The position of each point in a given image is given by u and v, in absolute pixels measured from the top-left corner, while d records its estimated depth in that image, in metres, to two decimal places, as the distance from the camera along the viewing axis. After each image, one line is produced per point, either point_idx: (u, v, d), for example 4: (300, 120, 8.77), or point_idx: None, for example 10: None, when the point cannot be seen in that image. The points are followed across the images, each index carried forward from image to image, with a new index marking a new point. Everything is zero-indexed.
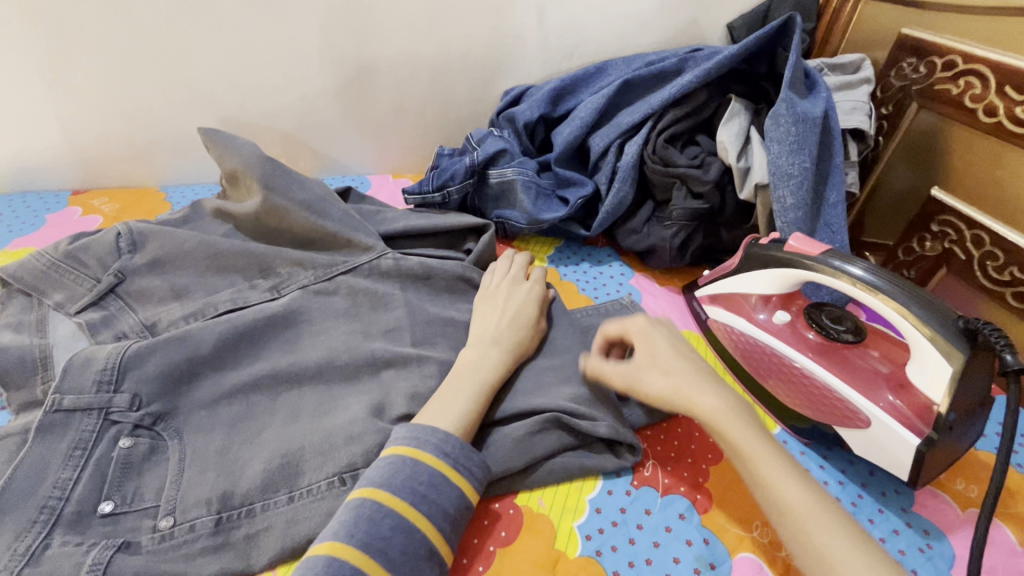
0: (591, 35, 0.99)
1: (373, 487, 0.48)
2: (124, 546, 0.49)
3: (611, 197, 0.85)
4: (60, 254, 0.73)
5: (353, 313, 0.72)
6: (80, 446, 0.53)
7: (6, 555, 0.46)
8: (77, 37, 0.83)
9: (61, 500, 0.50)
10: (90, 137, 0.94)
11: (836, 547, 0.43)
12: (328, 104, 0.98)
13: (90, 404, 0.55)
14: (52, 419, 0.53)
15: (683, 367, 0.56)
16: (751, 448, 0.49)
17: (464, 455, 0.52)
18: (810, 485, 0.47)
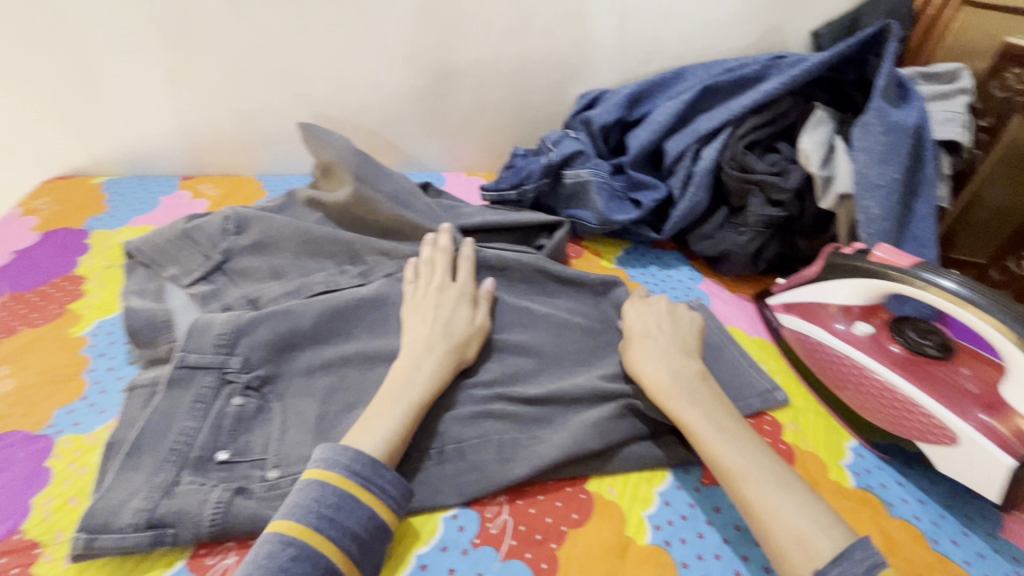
0: (670, 42, 1.00)
1: (281, 518, 0.48)
2: (241, 490, 0.55)
3: (685, 201, 0.86)
4: (177, 233, 0.81)
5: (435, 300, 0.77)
6: (201, 400, 0.60)
7: (145, 487, 0.53)
8: (198, 38, 0.92)
9: (186, 445, 0.56)
10: (201, 129, 1.04)
11: (773, 502, 0.49)
12: (412, 103, 1.04)
13: (210, 363, 0.62)
14: (178, 377, 0.60)
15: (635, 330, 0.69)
16: (697, 421, 0.57)
17: (371, 469, 0.51)
18: (752, 454, 0.54)
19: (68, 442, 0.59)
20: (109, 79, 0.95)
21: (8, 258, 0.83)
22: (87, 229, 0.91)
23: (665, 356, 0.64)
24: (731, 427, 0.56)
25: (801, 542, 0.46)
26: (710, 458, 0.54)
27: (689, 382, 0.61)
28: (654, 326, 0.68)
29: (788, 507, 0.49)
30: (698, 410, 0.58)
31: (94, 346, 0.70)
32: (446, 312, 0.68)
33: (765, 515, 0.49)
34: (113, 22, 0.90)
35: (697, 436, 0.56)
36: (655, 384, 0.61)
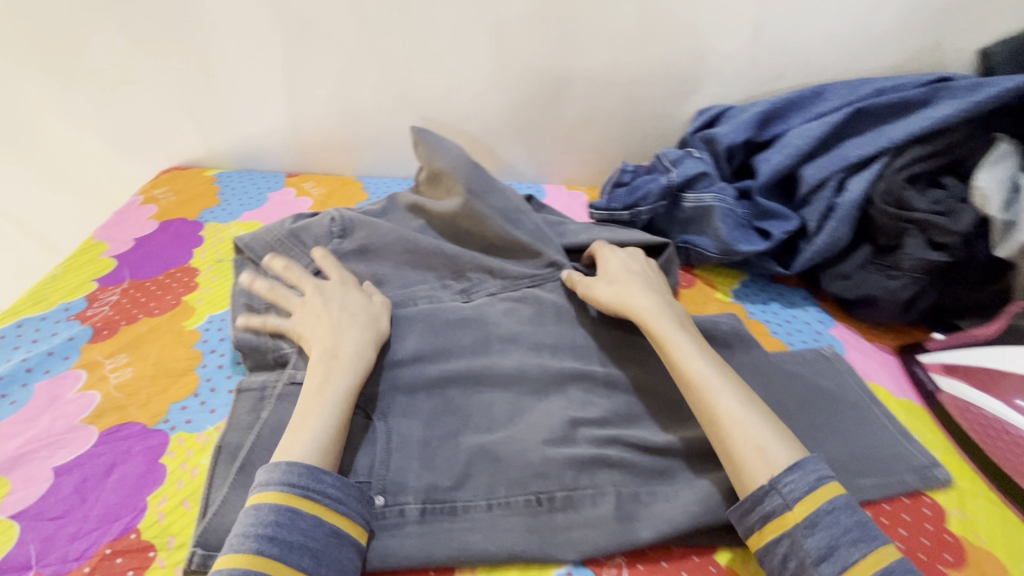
0: (809, 57, 0.91)
1: (235, 555, 0.45)
2: None
3: (824, 236, 0.77)
4: (285, 231, 0.80)
5: (539, 325, 0.73)
6: None
7: None
8: (316, 38, 0.91)
9: None
10: (308, 127, 1.05)
11: (740, 417, 0.55)
12: (518, 112, 1.00)
13: None
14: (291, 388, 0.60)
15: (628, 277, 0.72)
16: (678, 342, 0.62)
17: (316, 481, 0.51)
18: (724, 376, 0.59)
19: (181, 441, 0.58)
20: (229, 75, 0.98)
21: (129, 245, 0.86)
22: (200, 220, 0.93)
23: (635, 286, 0.71)
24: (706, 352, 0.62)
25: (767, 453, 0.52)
26: (685, 377, 0.60)
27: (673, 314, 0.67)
28: (621, 270, 0.74)
29: (753, 420, 0.55)
30: (680, 335, 0.63)
31: (207, 341, 0.70)
32: (348, 302, 0.68)
33: (729, 424, 0.55)
34: (239, 21, 0.91)
35: (674, 357, 0.61)
36: (643, 311, 0.67)
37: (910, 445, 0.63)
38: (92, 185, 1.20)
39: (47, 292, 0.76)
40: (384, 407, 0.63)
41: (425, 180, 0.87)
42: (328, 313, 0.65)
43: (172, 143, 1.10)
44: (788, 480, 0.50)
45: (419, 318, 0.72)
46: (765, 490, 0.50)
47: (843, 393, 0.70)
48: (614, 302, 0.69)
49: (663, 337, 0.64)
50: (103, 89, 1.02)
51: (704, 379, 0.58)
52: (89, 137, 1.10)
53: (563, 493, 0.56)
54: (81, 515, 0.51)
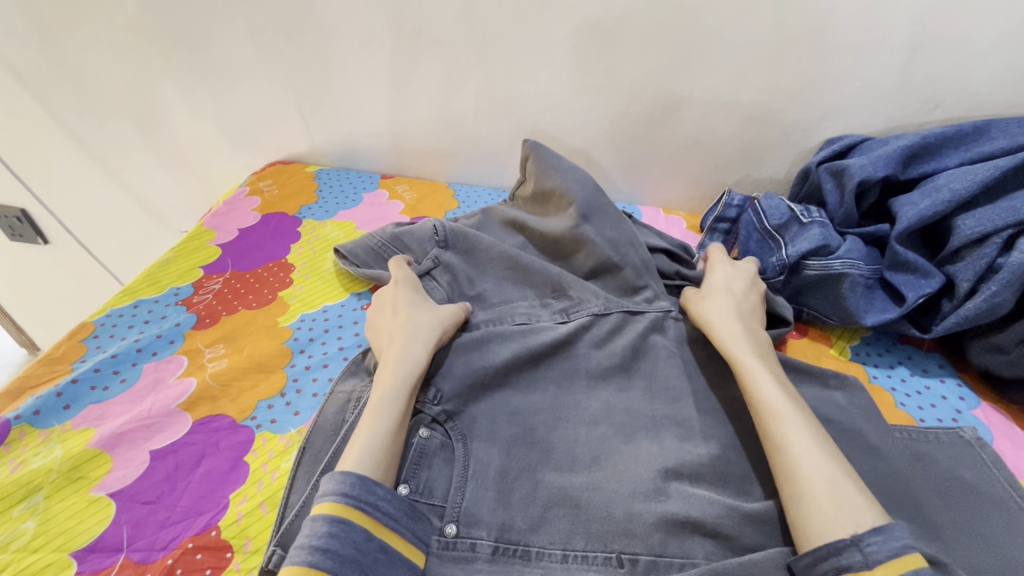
0: (973, 87, 0.79)
1: (297, 565, 0.43)
2: None
3: (977, 300, 0.65)
4: (389, 235, 0.82)
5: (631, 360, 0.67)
6: None
7: None
8: (426, 45, 0.92)
9: None
10: (408, 133, 1.06)
11: (815, 458, 0.49)
12: (621, 128, 0.95)
13: None
14: None
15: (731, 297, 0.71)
16: (756, 374, 0.59)
17: (378, 496, 0.49)
18: (806, 417, 0.54)
19: (264, 441, 0.59)
20: (341, 78, 1.00)
21: (234, 235, 0.90)
22: (299, 216, 0.96)
23: (729, 318, 0.67)
24: (786, 388, 0.58)
25: (845, 503, 0.46)
26: (758, 406, 0.56)
27: (755, 343, 0.64)
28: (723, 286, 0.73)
29: (830, 464, 0.49)
30: (760, 366, 0.60)
31: (297, 339, 0.71)
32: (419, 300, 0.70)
33: (797, 458, 0.50)
34: (355, 24, 0.93)
35: (748, 383, 0.58)
36: (723, 338, 0.64)
37: None
38: (207, 172, 1.28)
39: (160, 275, 0.81)
40: (465, 425, 0.61)
41: (527, 196, 0.86)
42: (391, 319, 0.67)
43: (281, 138, 1.15)
44: (873, 539, 0.43)
45: (505, 339, 0.70)
46: (844, 541, 0.43)
47: (989, 490, 0.58)
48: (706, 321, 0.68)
49: (742, 366, 0.60)
50: (226, 84, 1.09)
51: (777, 407, 0.54)
52: (209, 127, 1.18)
53: (647, 558, 0.50)
54: (170, 504, 0.53)
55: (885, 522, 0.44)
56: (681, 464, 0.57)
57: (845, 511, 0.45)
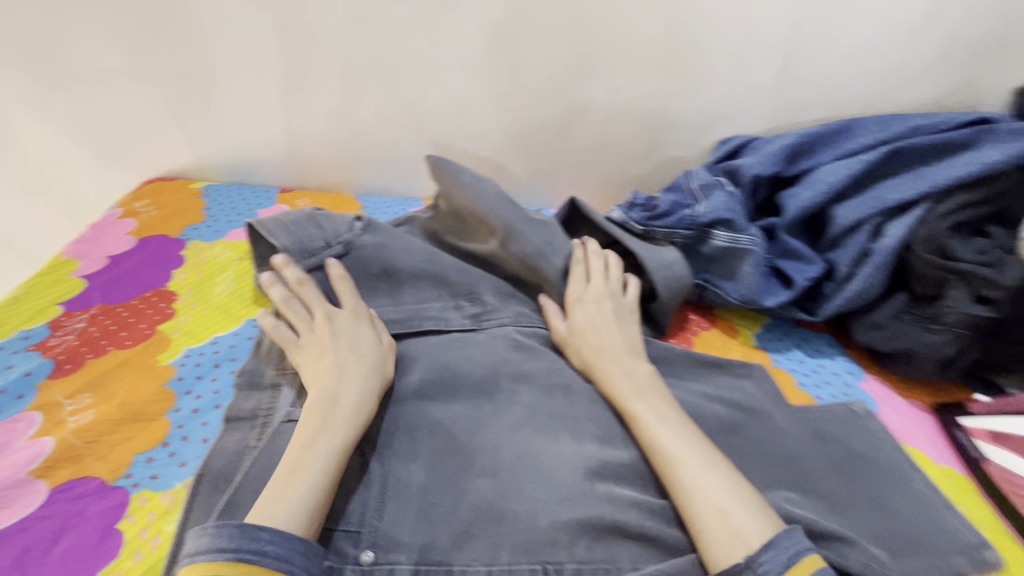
0: (839, 88, 0.86)
1: None
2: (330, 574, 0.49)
3: (856, 282, 0.71)
4: (305, 215, 0.77)
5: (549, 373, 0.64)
6: None
7: None
8: (318, 48, 0.86)
9: None
10: (306, 142, 0.99)
11: (700, 492, 0.52)
12: (529, 132, 0.94)
13: None
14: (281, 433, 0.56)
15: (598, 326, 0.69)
16: (643, 413, 0.60)
17: (259, 539, 0.44)
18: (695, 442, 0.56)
19: (143, 500, 0.51)
20: (223, 84, 0.92)
21: (102, 263, 0.79)
22: (183, 238, 0.86)
23: (607, 341, 0.68)
24: (675, 421, 0.59)
25: (733, 528, 0.49)
26: (650, 450, 0.57)
27: (636, 377, 0.64)
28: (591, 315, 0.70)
29: (721, 489, 0.52)
30: (643, 404, 0.60)
31: (181, 379, 0.63)
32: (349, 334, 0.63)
33: (692, 498, 0.52)
34: (237, 26, 0.85)
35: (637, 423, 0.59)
36: (607, 377, 0.64)
37: (958, 520, 0.57)
38: (72, 191, 1.13)
39: (8, 317, 0.69)
40: (383, 445, 0.60)
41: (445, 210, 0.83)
42: (337, 347, 0.61)
43: (159, 151, 1.03)
44: (764, 558, 0.46)
45: (421, 357, 0.68)
46: (741, 564, 0.46)
47: (879, 456, 0.63)
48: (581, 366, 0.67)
49: (630, 409, 0.61)
50: (86, 91, 0.95)
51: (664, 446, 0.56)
52: (69, 141, 1.03)
53: (575, 566, 0.50)
54: None
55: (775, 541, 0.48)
56: (604, 467, 0.57)
57: (738, 539, 0.48)
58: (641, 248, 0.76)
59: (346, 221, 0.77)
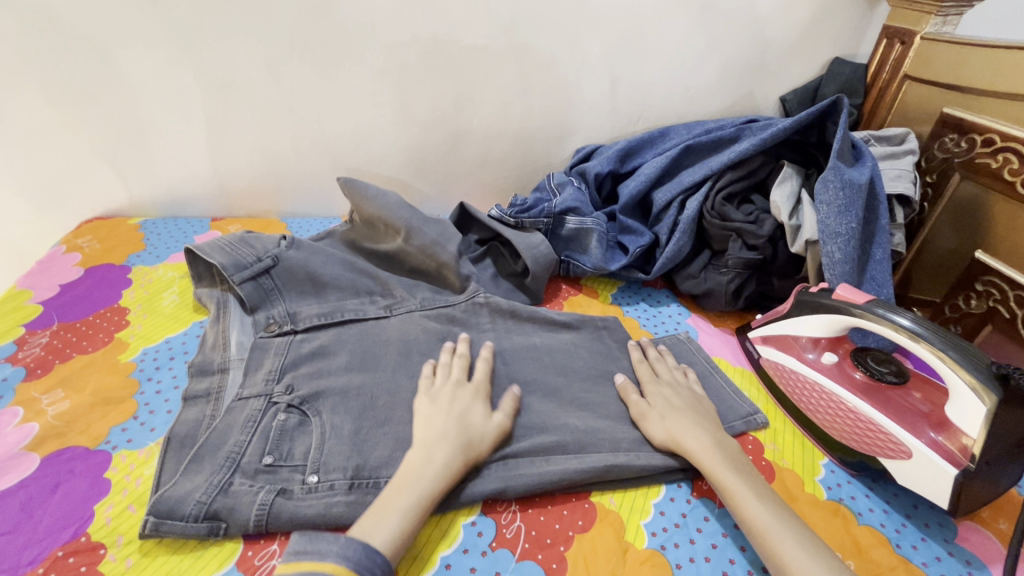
0: (655, 105, 1.14)
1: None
2: (282, 492, 0.62)
3: (671, 245, 0.96)
4: (238, 237, 0.92)
5: (511, 416, 0.71)
6: (252, 419, 0.69)
7: (205, 486, 0.61)
8: (238, 96, 1.03)
9: (238, 454, 0.64)
10: (234, 176, 1.14)
11: (798, 560, 0.54)
12: (426, 154, 1.15)
13: (259, 392, 0.73)
14: (233, 408, 0.71)
15: (681, 408, 0.72)
16: (739, 489, 0.61)
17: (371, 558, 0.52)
18: (782, 516, 0.58)
19: (123, 456, 0.65)
20: (154, 131, 1.06)
21: (55, 290, 0.91)
22: (127, 265, 0.99)
23: (687, 418, 0.70)
24: (766, 492, 0.61)
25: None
26: (745, 523, 0.59)
27: (725, 452, 0.66)
28: (669, 395, 0.75)
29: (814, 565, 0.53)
30: (739, 477, 0.62)
31: (142, 370, 0.77)
32: (460, 409, 0.69)
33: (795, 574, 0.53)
34: (160, 82, 1.00)
35: (736, 499, 0.61)
36: (699, 452, 0.66)
37: (738, 397, 0.80)
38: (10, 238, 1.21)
39: None
40: (318, 404, 0.73)
41: (359, 222, 1.02)
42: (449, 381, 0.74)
43: (94, 194, 1.15)
44: None
45: (345, 342, 0.84)
46: None
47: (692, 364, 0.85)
48: (664, 440, 0.69)
49: (723, 483, 0.62)
50: (22, 147, 1.06)
51: (763, 521, 0.58)
52: (6, 193, 1.13)
53: None
54: (29, 528, 0.57)
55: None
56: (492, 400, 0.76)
57: None
58: (513, 235, 0.98)
59: (272, 240, 0.94)
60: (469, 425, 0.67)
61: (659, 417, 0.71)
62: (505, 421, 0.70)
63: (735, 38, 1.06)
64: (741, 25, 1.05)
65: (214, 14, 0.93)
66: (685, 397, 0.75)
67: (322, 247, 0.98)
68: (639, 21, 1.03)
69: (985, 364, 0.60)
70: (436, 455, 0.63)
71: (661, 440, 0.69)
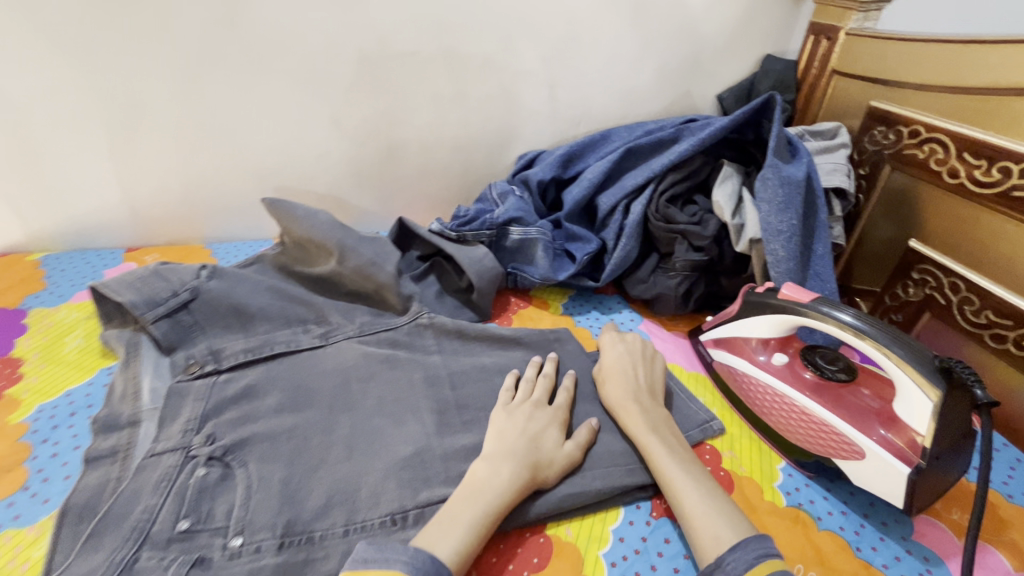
0: (595, 108, 1.12)
1: None
2: (200, 561, 0.55)
3: (619, 251, 0.94)
4: (150, 270, 0.83)
5: (583, 447, 0.67)
6: (166, 478, 0.61)
7: (104, 565, 0.53)
8: (144, 115, 0.93)
9: (148, 522, 0.57)
10: (147, 202, 1.04)
11: (692, 506, 0.58)
12: (360, 168, 1.09)
13: (175, 446, 0.65)
14: (145, 466, 0.63)
15: (628, 372, 0.75)
16: (653, 445, 0.65)
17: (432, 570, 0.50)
18: (689, 469, 0.62)
19: (8, 538, 0.57)
20: (47, 157, 0.94)
21: None
22: (21, 308, 0.88)
23: (631, 384, 0.74)
24: (680, 451, 0.65)
25: (713, 530, 0.55)
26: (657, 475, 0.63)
27: (653, 419, 0.69)
28: (620, 358, 0.78)
29: (702, 510, 0.57)
30: (654, 437, 0.66)
31: (36, 432, 0.68)
32: (536, 427, 0.67)
33: (689, 519, 0.57)
34: (52, 102, 0.89)
35: (650, 455, 0.64)
36: (630, 417, 0.69)
37: (693, 405, 0.78)
38: None
39: None
40: (243, 453, 0.66)
41: (289, 245, 0.94)
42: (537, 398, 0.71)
43: None
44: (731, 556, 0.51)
45: (276, 380, 0.77)
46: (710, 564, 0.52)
47: None
48: (611, 402, 0.72)
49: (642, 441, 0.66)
50: None
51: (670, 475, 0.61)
52: None
53: (416, 510, 0.62)
54: None
55: (739, 539, 0.54)
56: (439, 433, 0.71)
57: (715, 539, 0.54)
58: (455, 251, 0.93)
59: (191, 270, 0.84)
60: (539, 445, 0.64)
61: (608, 382, 0.75)
62: (577, 452, 0.66)
63: (669, 38, 1.06)
64: (674, 25, 1.05)
65: (109, 25, 0.84)
66: (632, 360, 0.78)
67: (249, 273, 0.90)
68: (573, 24, 1.00)
69: (929, 358, 0.60)
70: (502, 469, 0.60)
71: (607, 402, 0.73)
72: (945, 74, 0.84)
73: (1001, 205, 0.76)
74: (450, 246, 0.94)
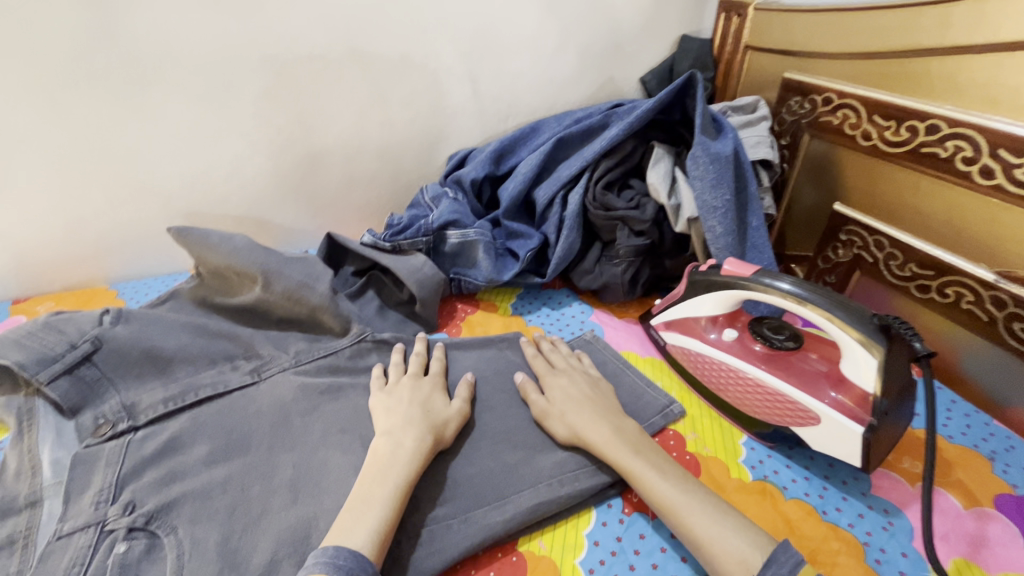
0: (522, 100, 1.09)
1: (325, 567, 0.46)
2: None
3: (561, 244, 0.92)
4: (38, 324, 0.71)
5: (469, 403, 0.71)
6: (79, 562, 0.53)
7: None
8: (14, 149, 0.81)
9: None
10: (32, 247, 0.91)
11: (704, 531, 0.53)
12: (279, 184, 1.01)
13: (87, 522, 0.57)
14: (49, 552, 0.54)
15: (580, 399, 0.69)
16: (641, 471, 0.60)
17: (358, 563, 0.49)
18: (689, 490, 0.57)
19: None
20: None
21: None
22: None
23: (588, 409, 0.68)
24: (670, 472, 0.60)
25: (742, 556, 0.50)
26: (654, 506, 0.57)
27: (628, 440, 0.63)
28: (566, 385, 0.72)
29: (719, 531, 0.53)
30: (640, 461, 0.61)
31: None
32: (422, 397, 0.69)
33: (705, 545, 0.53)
34: None
35: (641, 484, 0.59)
36: (602, 446, 0.63)
37: (653, 391, 0.77)
38: None
39: None
40: (172, 517, 0.59)
41: (206, 275, 0.86)
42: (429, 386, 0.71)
43: None
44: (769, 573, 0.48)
45: (204, 427, 0.69)
46: None
47: (603, 365, 0.81)
48: (568, 436, 0.66)
49: (627, 468, 0.61)
50: None
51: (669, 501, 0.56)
52: None
53: None
54: None
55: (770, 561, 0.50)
56: None
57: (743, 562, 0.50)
58: (392, 262, 0.87)
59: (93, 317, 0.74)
60: (433, 412, 0.66)
61: (561, 416, 0.68)
62: (466, 407, 0.69)
63: (587, 24, 1.04)
64: (590, 10, 1.03)
65: None
66: (581, 387, 0.71)
67: (163, 312, 0.80)
68: (489, 15, 0.97)
69: (869, 317, 0.61)
70: (405, 440, 0.61)
71: (566, 437, 0.66)
72: (850, 41, 0.86)
73: (909, 162, 0.79)
74: (386, 258, 0.88)
